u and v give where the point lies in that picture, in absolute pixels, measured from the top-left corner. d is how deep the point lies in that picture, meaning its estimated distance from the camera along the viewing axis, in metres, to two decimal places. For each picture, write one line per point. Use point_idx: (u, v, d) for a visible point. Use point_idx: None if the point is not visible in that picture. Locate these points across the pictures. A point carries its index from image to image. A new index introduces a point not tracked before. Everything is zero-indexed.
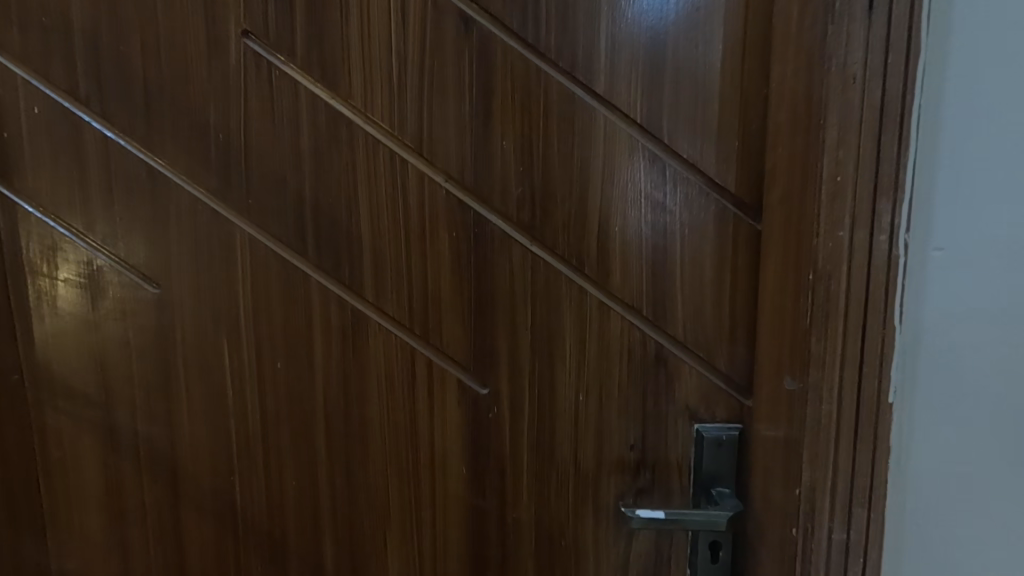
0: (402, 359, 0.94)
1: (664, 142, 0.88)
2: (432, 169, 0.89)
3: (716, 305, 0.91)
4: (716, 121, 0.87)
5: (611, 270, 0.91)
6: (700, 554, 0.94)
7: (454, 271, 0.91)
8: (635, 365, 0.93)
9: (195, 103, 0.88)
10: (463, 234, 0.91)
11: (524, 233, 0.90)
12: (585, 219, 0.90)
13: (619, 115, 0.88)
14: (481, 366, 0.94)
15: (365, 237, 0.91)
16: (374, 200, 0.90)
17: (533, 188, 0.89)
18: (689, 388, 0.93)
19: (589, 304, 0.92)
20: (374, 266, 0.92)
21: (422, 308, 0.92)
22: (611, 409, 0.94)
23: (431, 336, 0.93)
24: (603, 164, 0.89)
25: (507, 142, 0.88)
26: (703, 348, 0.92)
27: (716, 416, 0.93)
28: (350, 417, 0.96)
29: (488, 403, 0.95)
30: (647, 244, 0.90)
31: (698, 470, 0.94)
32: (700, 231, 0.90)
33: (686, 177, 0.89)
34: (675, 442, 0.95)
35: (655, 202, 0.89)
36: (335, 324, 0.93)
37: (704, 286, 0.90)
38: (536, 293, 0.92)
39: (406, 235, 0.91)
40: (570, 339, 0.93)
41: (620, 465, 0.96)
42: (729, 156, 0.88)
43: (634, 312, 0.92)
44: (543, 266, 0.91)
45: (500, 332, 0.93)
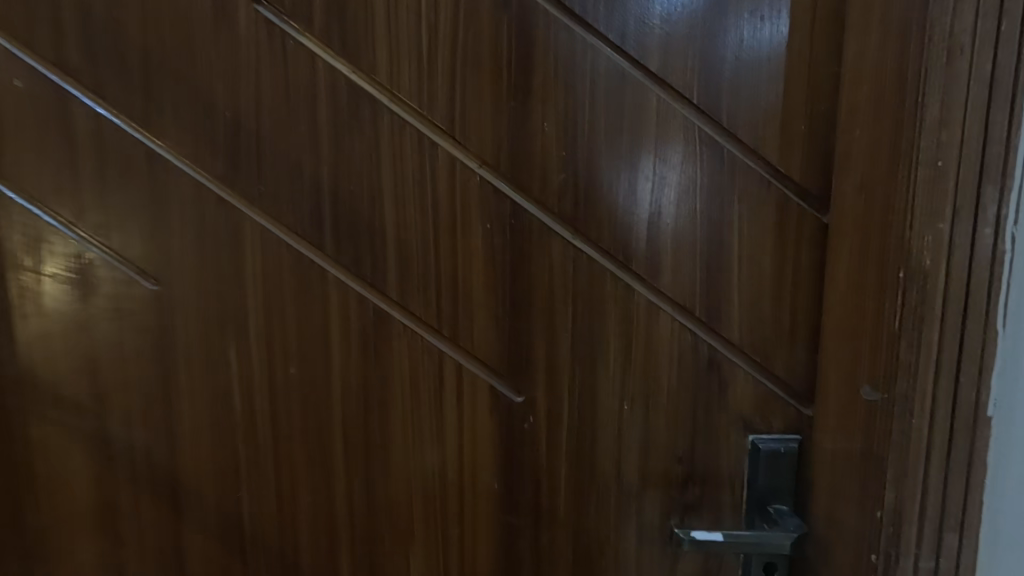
0: (429, 364, 0.85)
1: (722, 125, 0.79)
2: (465, 153, 0.80)
3: (776, 305, 0.82)
4: (780, 102, 0.78)
5: (661, 266, 0.82)
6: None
7: (487, 267, 0.83)
8: (685, 371, 0.85)
9: (200, 78, 0.79)
10: (499, 226, 0.82)
11: (566, 225, 0.82)
12: (633, 209, 0.81)
13: (673, 95, 0.79)
14: (516, 372, 0.85)
15: (390, 229, 0.82)
16: (401, 188, 0.81)
17: (576, 174, 0.80)
18: (744, 396, 0.85)
19: (637, 304, 0.83)
20: (399, 260, 0.83)
21: (452, 308, 0.84)
22: (659, 419, 0.86)
23: (461, 339, 0.84)
24: (654, 148, 0.80)
25: (548, 124, 0.79)
26: (761, 352, 0.84)
27: (773, 427, 0.85)
28: (370, 428, 0.87)
29: (523, 412, 0.86)
30: (701, 238, 0.81)
31: (754, 486, 0.86)
32: (761, 224, 0.81)
33: (745, 164, 0.80)
34: (727, 456, 0.86)
35: (711, 191, 0.81)
36: (355, 326, 0.84)
37: (763, 285, 0.82)
38: (578, 292, 0.83)
39: (435, 226, 0.82)
40: (615, 342, 0.84)
41: (667, 480, 0.87)
42: (796, 140, 0.79)
43: (685, 313, 0.83)
44: (586, 261, 0.82)
45: (538, 334, 0.84)
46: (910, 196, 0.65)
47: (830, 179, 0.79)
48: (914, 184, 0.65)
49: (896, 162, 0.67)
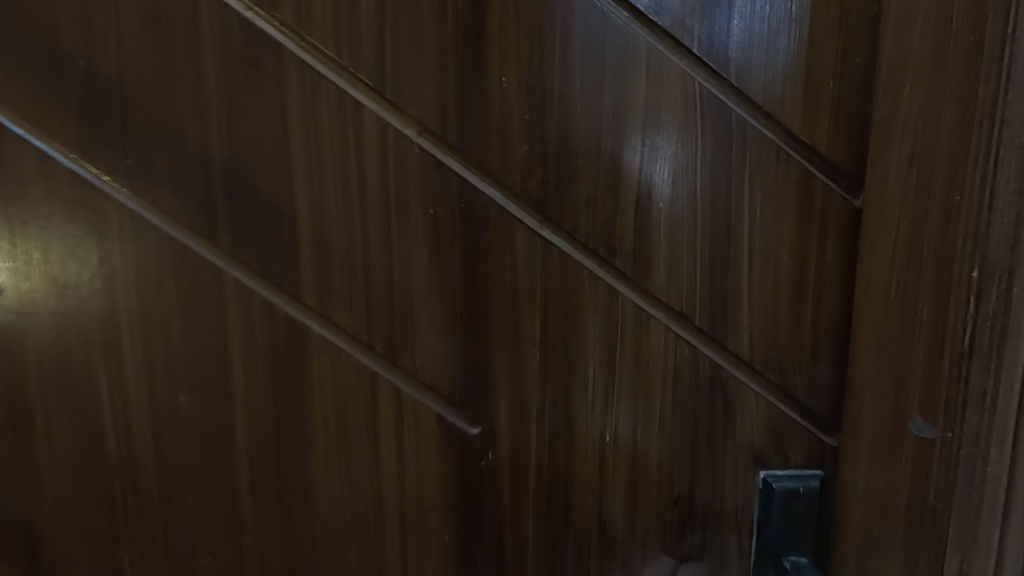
0: (360, 388, 0.67)
1: (731, 82, 0.62)
2: (399, 115, 0.61)
3: (794, 311, 0.66)
4: (804, 51, 0.61)
5: (653, 262, 0.65)
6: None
7: (432, 264, 0.64)
8: (681, 394, 0.68)
9: (42, 14, 0.59)
10: (445, 212, 0.63)
11: (532, 210, 0.64)
12: (618, 190, 0.64)
13: (668, 42, 0.61)
14: (471, 396, 0.67)
15: (304, 215, 0.63)
16: (316, 161, 0.62)
17: (544, 145, 0.62)
18: (755, 423, 0.68)
19: (622, 310, 0.66)
20: (317, 256, 0.64)
21: (387, 317, 0.65)
22: (649, 452, 0.69)
23: (400, 356, 0.66)
24: (645, 112, 0.62)
25: (507, 79, 0.61)
26: (777, 369, 0.67)
27: (789, 460, 0.69)
28: (286, 470, 0.68)
29: (481, 446, 0.69)
30: (704, 227, 0.64)
31: (765, 532, 0.69)
32: (778, 209, 0.64)
33: (759, 132, 0.63)
34: (733, 496, 0.70)
35: (716, 167, 0.63)
36: (262, 340, 0.65)
37: (780, 285, 0.65)
38: (548, 295, 0.65)
39: (363, 211, 0.63)
40: (596, 358, 0.67)
41: (660, 527, 0.70)
42: (824, 102, 0.62)
43: (682, 321, 0.66)
44: (559, 257, 0.65)
45: (498, 348, 0.66)
46: (985, 167, 0.49)
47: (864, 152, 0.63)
48: (991, 152, 0.48)
49: (966, 123, 0.50)
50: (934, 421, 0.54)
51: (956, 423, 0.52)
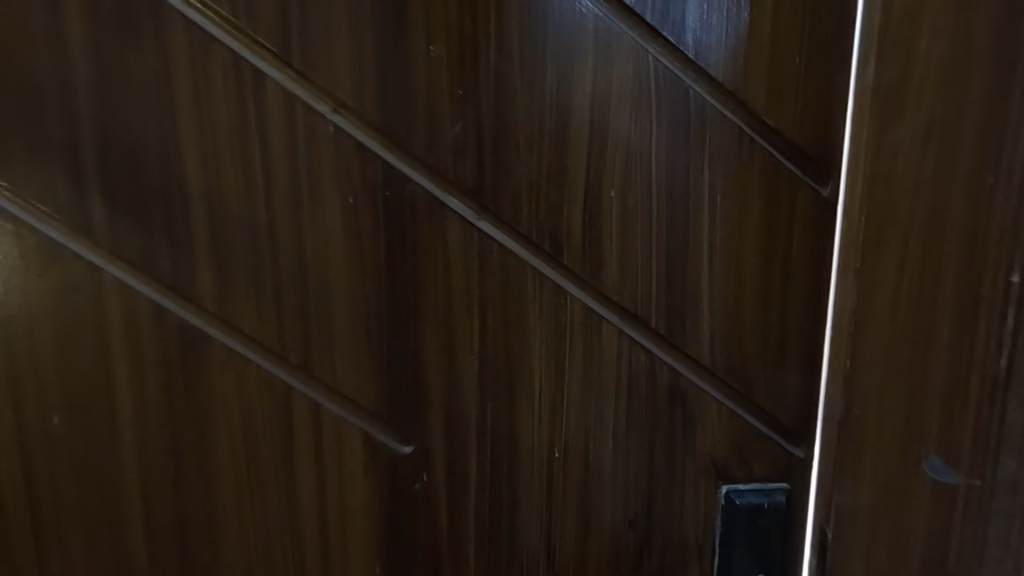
0: (272, 404, 0.58)
1: (688, 55, 0.55)
2: (309, 87, 0.52)
3: (757, 311, 0.59)
4: (768, 22, 0.55)
5: (603, 259, 0.58)
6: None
7: (352, 261, 0.56)
8: (637, 404, 0.61)
9: None
10: (366, 201, 0.55)
11: (467, 199, 0.56)
12: (564, 177, 0.56)
13: (618, 8, 0.54)
14: (400, 411, 0.59)
15: (198, 205, 0.54)
16: (211, 140, 0.53)
17: (480, 126, 0.54)
18: (717, 434, 0.62)
19: (570, 312, 0.59)
20: (214, 252, 0.54)
21: (300, 322, 0.56)
22: (603, 470, 0.62)
23: (317, 366, 0.57)
24: (592, 88, 0.55)
25: (435, 47, 0.53)
26: (741, 376, 0.61)
27: (753, 474, 0.63)
28: (186, 502, 0.59)
29: (413, 467, 0.60)
30: (659, 218, 0.57)
31: (728, 551, 0.64)
32: (741, 198, 0.58)
33: (720, 112, 0.56)
34: (694, 514, 0.64)
35: (673, 151, 0.56)
36: (151, 352, 0.56)
37: (743, 282, 0.59)
38: (487, 295, 0.58)
39: (269, 200, 0.54)
40: (542, 367, 0.59)
41: (616, 550, 0.64)
42: (790, 80, 0.56)
43: (637, 323, 0.59)
44: (498, 253, 0.57)
45: (430, 356, 0.58)
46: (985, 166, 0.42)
47: (834, 136, 0.57)
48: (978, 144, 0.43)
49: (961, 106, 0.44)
50: (957, 465, 0.45)
51: (985, 467, 0.43)
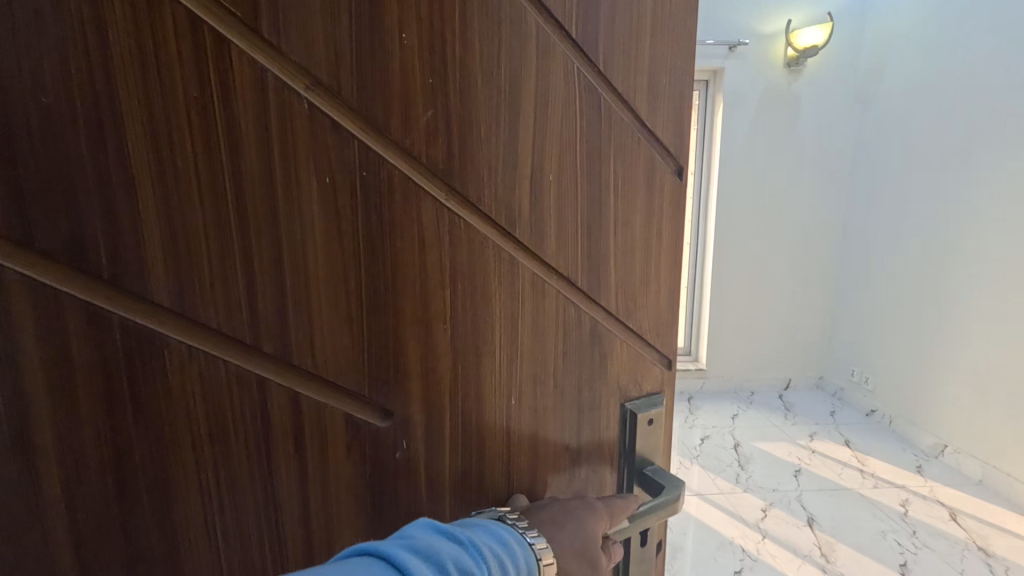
0: (246, 408, 0.49)
1: (596, 67, 0.63)
2: (273, 56, 0.44)
3: (646, 260, 0.74)
4: (648, 52, 0.68)
5: (545, 232, 0.62)
6: (437, 572, 0.47)
7: (328, 234, 0.49)
8: (573, 353, 0.69)
9: None
10: (344, 181, 0.49)
11: (436, 182, 0.54)
12: (516, 160, 0.59)
13: (552, 24, 0.59)
14: (382, 387, 0.55)
15: (144, 173, 0.41)
16: (158, 90, 0.41)
17: (450, 114, 0.54)
18: (622, 365, 0.75)
19: (522, 284, 0.62)
20: (169, 230, 0.43)
21: (268, 306, 0.48)
22: (551, 411, 0.68)
23: (294, 354, 0.50)
24: (535, 86, 0.59)
25: (409, 37, 0.50)
26: (634, 315, 0.75)
27: (643, 389, 0.79)
28: (139, 542, 0.47)
29: (395, 437, 0.56)
30: (583, 188, 0.65)
31: (631, 452, 0.78)
32: (633, 180, 0.70)
33: (620, 118, 0.66)
34: (608, 429, 0.75)
35: (591, 146, 0.64)
36: (83, 366, 0.42)
37: (636, 245, 0.72)
38: (456, 264, 0.57)
39: (235, 170, 0.44)
40: (502, 329, 0.61)
41: (557, 466, 0.70)
42: (662, 90, 0.71)
43: (569, 285, 0.66)
44: (465, 228, 0.57)
45: (410, 334, 0.55)
46: None
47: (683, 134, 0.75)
48: None
49: None
50: None
51: None
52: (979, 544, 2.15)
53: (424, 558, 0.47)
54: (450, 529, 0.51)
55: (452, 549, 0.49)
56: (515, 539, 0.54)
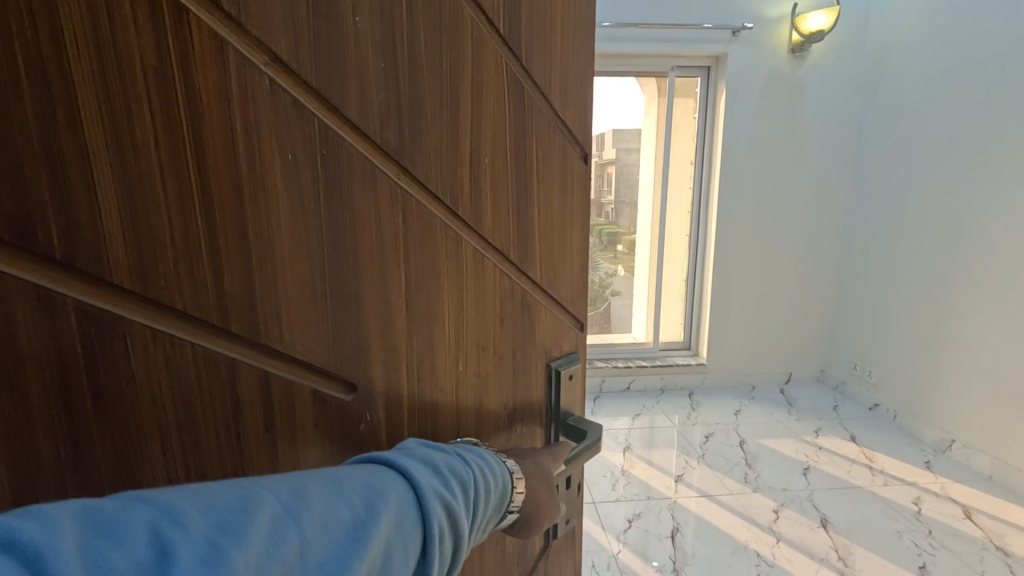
0: (215, 388, 0.48)
1: (521, 64, 0.70)
2: (235, 31, 0.44)
3: (562, 236, 0.83)
4: (559, 52, 0.76)
5: (483, 210, 0.67)
6: (434, 472, 0.53)
7: (292, 208, 0.50)
8: (508, 322, 0.75)
9: None
10: (306, 158, 0.50)
11: (388, 163, 0.56)
12: (455, 142, 0.63)
13: (484, 21, 0.64)
14: (346, 361, 0.56)
15: (100, 147, 0.40)
16: (114, 60, 0.39)
17: (400, 100, 0.56)
18: (546, 329, 0.83)
19: (466, 258, 0.66)
20: (129, 204, 0.41)
21: (237, 283, 0.48)
22: (491, 375, 0.73)
23: (263, 331, 0.50)
24: (472, 77, 0.64)
25: (362, 20, 0.52)
26: (556, 286, 0.84)
27: (561, 349, 0.89)
28: None
29: (358, 410, 0.57)
30: (512, 169, 0.71)
31: (555, 407, 0.88)
32: (549, 164, 0.78)
33: (541, 110, 0.75)
34: (538, 389, 0.83)
35: (517, 130, 0.71)
36: (36, 355, 0.39)
37: (552, 222, 0.80)
38: (408, 239, 0.59)
39: (198, 145, 0.44)
40: (448, 299, 0.65)
41: (498, 425, 0.76)
42: (569, 89, 0.80)
43: (504, 260, 0.72)
44: (417, 207, 0.60)
45: (371, 308, 0.57)
46: None
47: (586, 130, 0.86)
48: None
49: None
50: None
51: None
52: (997, 543, 2.09)
53: (423, 463, 0.53)
54: (436, 444, 0.58)
55: (443, 457, 0.56)
56: (492, 456, 0.61)
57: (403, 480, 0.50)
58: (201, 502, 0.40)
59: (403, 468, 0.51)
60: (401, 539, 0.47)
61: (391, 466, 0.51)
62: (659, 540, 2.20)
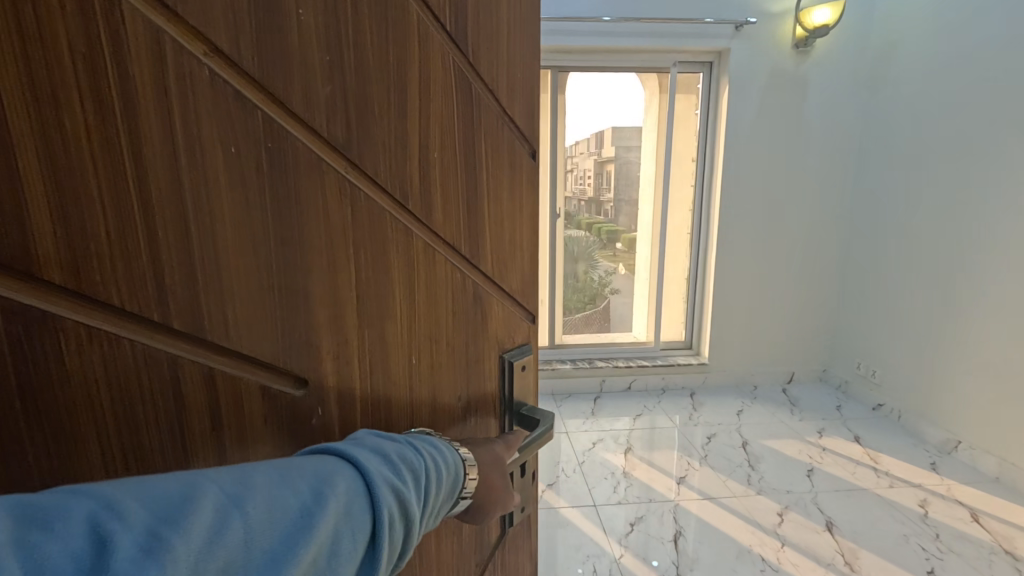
0: (157, 394, 0.44)
1: (468, 58, 0.69)
2: (170, 19, 0.41)
3: (513, 229, 0.82)
4: (506, 46, 0.76)
5: (432, 205, 0.66)
6: (383, 459, 0.51)
7: (238, 205, 0.47)
8: (460, 315, 0.73)
9: None
10: (250, 153, 0.47)
11: (335, 157, 0.54)
12: (404, 134, 0.61)
13: (431, 17, 0.63)
14: (294, 356, 0.54)
15: (23, 142, 0.35)
16: (35, 45, 0.35)
17: (347, 94, 0.54)
18: (498, 321, 0.83)
19: (417, 252, 0.65)
20: (55, 191, 0.37)
21: (181, 287, 0.44)
22: (444, 370, 0.72)
23: (210, 336, 0.46)
24: (419, 72, 0.62)
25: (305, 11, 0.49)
26: (507, 277, 0.83)
27: (515, 341, 0.88)
28: None
29: (307, 408, 0.55)
30: (461, 161, 0.70)
31: (509, 398, 0.87)
32: (498, 157, 0.77)
33: (488, 104, 0.74)
34: (492, 382, 0.83)
35: (466, 123, 0.70)
36: None
37: (503, 216, 0.80)
38: (357, 235, 0.57)
39: (134, 139, 0.40)
40: (399, 295, 0.63)
41: (452, 419, 0.74)
42: (515, 84, 0.80)
43: (455, 254, 0.71)
44: (365, 202, 0.57)
45: (319, 307, 0.55)
46: None
47: (533, 122, 0.86)
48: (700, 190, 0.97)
49: None
50: None
51: None
52: (1006, 547, 2.04)
53: (371, 451, 0.51)
54: (386, 434, 0.56)
55: (393, 445, 0.54)
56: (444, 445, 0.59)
57: (351, 467, 0.48)
58: (141, 493, 0.38)
59: (351, 456, 0.49)
60: (349, 526, 0.45)
61: (339, 455, 0.49)
62: (661, 545, 2.15)
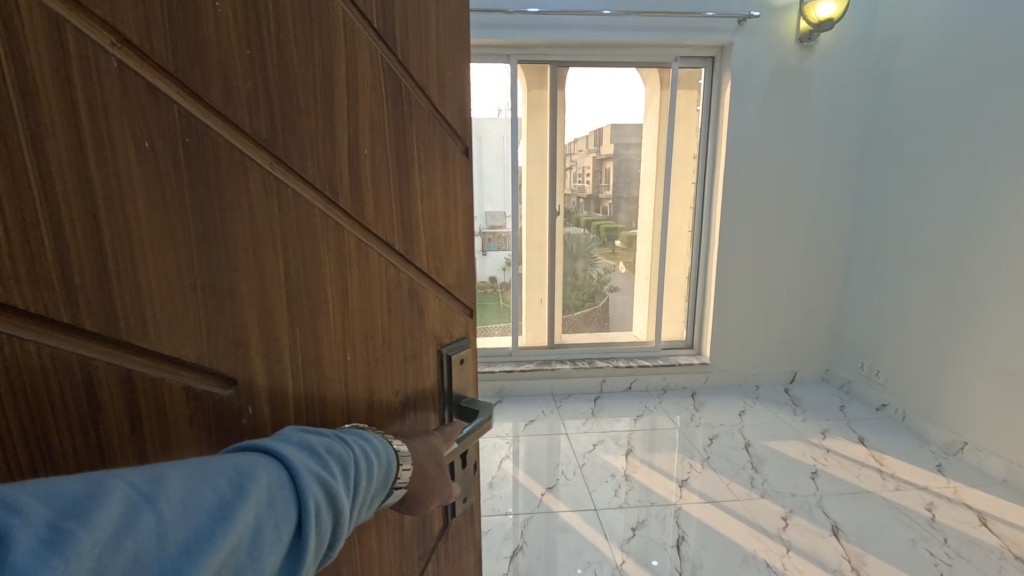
0: (70, 410, 0.39)
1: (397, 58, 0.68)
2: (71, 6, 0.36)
3: (447, 225, 0.83)
4: (434, 44, 0.76)
5: (364, 201, 0.64)
6: (309, 451, 0.49)
7: (155, 202, 0.43)
8: (396, 310, 0.73)
9: None
10: (166, 147, 0.43)
11: (260, 153, 0.51)
12: (332, 131, 0.59)
13: (358, 17, 0.61)
14: (229, 351, 0.50)
15: None
16: None
17: (271, 90, 0.52)
18: (435, 316, 0.83)
19: (348, 249, 0.63)
20: None
21: (94, 292, 0.40)
22: (380, 368, 0.71)
23: (130, 343, 0.42)
24: (346, 72, 0.60)
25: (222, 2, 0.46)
26: (442, 273, 0.84)
27: (451, 335, 0.90)
28: None
29: (235, 411, 0.52)
30: (393, 156, 0.69)
31: (448, 391, 0.89)
32: (431, 154, 0.77)
33: (419, 102, 0.74)
34: (430, 376, 0.83)
35: (398, 118, 0.69)
36: None
37: (437, 212, 0.80)
38: (285, 234, 0.55)
39: (30, 132, 0.35)
40: (332, 293, 0.61)
41: (391, 415, 0.74)
42: (445, 82, 0.80)
43: (390, 250, 0.70)
44: (293, 199, 0.55)
45: (248, 309, 0.52)
46: None
47: (463, 122, 0.88)
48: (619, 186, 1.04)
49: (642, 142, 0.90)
50: None
51: None
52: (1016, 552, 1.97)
53: (297, 444, 0.49)
54: (314, 427, 0.53)
55: (322, 439, 0.51)
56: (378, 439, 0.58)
57: (273, 461, 0.45)
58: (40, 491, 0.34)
59: (275, 451, 0.46)
60: (270, 518, 0.42)
61: (263, 449, 0.47)
62: (663, 550, 2.10)
